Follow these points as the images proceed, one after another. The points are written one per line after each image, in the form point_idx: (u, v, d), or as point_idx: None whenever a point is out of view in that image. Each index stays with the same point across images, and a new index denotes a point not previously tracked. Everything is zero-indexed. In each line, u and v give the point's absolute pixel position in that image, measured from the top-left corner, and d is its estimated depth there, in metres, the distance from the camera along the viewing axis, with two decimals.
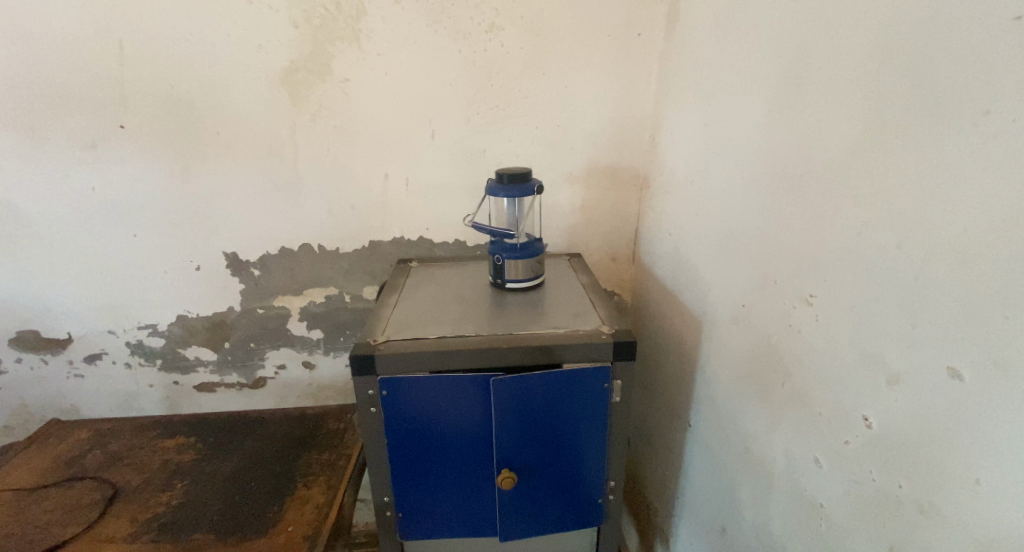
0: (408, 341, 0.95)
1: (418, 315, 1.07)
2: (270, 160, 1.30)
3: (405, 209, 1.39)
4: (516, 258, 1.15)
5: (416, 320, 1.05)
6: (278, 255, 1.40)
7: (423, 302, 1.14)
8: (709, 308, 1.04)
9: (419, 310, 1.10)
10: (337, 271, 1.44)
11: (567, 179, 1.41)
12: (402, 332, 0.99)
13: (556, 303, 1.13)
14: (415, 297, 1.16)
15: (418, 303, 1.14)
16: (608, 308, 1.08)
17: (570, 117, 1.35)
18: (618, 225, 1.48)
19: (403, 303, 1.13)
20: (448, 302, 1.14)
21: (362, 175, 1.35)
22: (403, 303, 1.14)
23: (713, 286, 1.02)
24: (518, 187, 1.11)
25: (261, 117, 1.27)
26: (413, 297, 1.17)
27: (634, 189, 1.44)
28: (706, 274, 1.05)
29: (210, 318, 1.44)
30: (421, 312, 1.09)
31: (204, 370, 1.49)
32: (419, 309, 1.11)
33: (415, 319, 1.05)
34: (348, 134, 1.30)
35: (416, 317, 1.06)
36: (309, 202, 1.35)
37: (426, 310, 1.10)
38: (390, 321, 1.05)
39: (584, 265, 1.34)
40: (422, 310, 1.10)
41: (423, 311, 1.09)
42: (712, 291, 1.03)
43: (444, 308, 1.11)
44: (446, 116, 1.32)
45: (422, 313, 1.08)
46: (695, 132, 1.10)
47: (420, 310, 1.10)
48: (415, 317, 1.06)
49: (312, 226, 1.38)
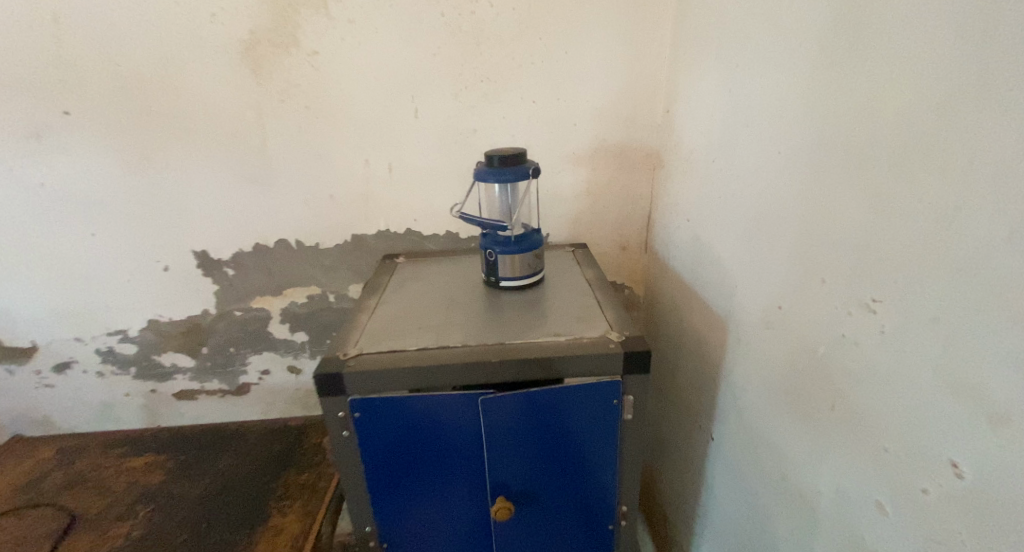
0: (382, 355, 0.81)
1: (402, 320, 0.94)
2: (236, 147, 1.17)
3: (390, 198, 1.26)
4: (511, 253, 1.02)
5: (397, 326, 0.91)
6: (252, 253, 1.28)
7: (405, 303, 1.01)
8: (736, 307, 0.89)
9: (401, 314, 0.96)
10: (319, 269, 1.31)
11: (569, 160, 1.26)
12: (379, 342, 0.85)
13: (557, 303, 0.99)
14: (396, 299, 1.03)
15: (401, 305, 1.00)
16: (620, 309, 0.93)
17: (571, 91, 1.20)
18: (627, 210, 1.33)
19: (385, 306, 1.00)
20: (433, 302, 1.01)
21: (340, 162, 1.21)
22: (387, 306, 1.00)
23: (742, 285, 0.87)
24: (512, 171, 0.96)
25: (223, 97, 1.13)
26: (395, 298, 1.03)
27: (646, 170, 1.29)
28: (730, 269, 0.91)
29: (183, 322, 1.33)
30: (403, 315, 0.96)
31: (182, 377, 1.40)
32: (402, 312, 0.97)
33: (397, 326, 0.91)
34: (322, 114, 1.16)
35: (397, 323, 0.93)
36: (283, 193, 1.22)
37: (410, 313, 0.97)
38: (368, 327, 0.91)
39: (590, 258, 1.20)
40: (405, 313, 0.97)
41: (407, 314, 0.96)
42: (740, 287, 0.88)
43: (428, 311, 0.97)
44: (431, 91, 1.17)
45: (405, 318, 0.95)
46: (717, 100, 0.94)
47: (402, 313, 0.97)
48: (396, 323, 0.93)
49: (289, 219, 1.25)
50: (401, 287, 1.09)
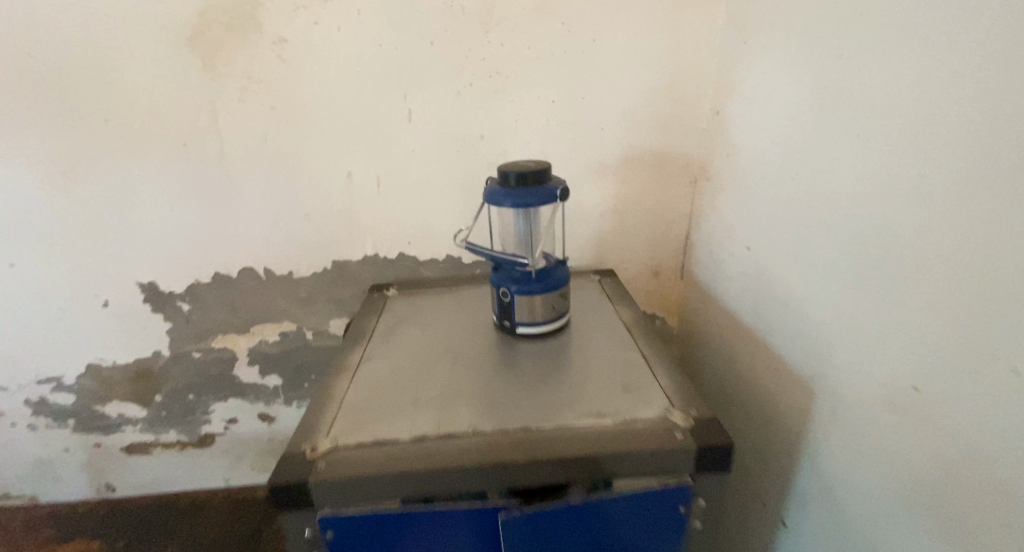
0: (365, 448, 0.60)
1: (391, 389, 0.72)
2: (186, 158, 0.95)
3: (378, 218, 1.04)
4: (530, 293, 0.81)
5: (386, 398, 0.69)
6: (211, 285, 1.05)
7: (396, 360, 0.79)
8: (832, 372, 0.68)
9: (391, 378, 0.74)
10: (293, 302, 1.09)
11: (595, 171, 1.05)
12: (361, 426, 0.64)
13: (591, 358, 0.78)
14: (384, 353, 0.81)
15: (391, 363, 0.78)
16: (676, 376, 0.71)
17: (599, 88, 0.98)
18: (662, 230, 1.12)
19: (370, 364, 0.78)
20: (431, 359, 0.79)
21: (316, 174, 0.99)
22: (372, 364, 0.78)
23: (842, 345, 0.66)
24: (532, 193, 0.75)
25: (166, 96, 0.91)
26: (383, 352, 0.81)
27: (686, 183, 1.08)
28: (820, 321, 0.70)
29: (130, 366, 1.11)
30: (394, 379, 0.74)
31: (132, 429, 1.18)
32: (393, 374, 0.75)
33: (385, 399, 0.69)
34: (292, 117, 0.94)
35: (385, 394, 0.71)
36: (247, 213, 1.00)
37: (402, 376, 0.75)
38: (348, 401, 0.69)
39: (621, 294, 0.99)
40: (396, 377, 0.74)
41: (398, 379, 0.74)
42: (841, 348, 0.66)
43: (425, 373, 0.75)
44: (428, 88, 0.95)
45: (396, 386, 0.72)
46: (800, 99, 0.73)
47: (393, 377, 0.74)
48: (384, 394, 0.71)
49: (254, 244, 1.03)
50: (390, 334, 0.87)
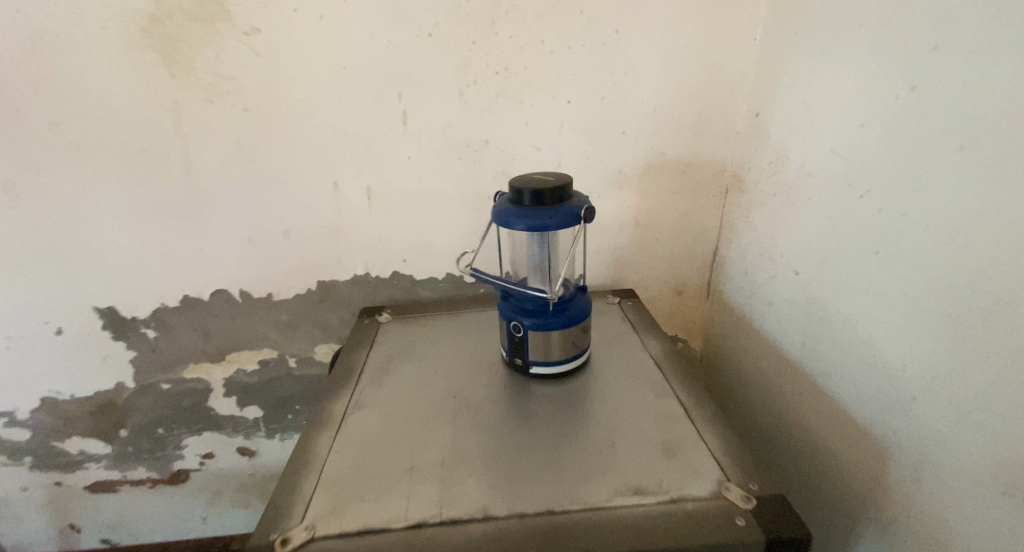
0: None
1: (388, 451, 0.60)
2: (146, 166, 0.82)
3: (369, 234, 0.92)
4: (547, 328, 0.69)
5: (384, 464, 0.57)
6: (180, 309, 0.93)
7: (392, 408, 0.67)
8: (926, 432, 0.57)
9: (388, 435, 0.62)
10: (274, 327, 0.97)
11: (615, 181, 0.93)
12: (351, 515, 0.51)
13: (620, 406, 0.66)
14: (378, 397, 0.69)
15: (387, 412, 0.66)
16: (725, 437, 0.60)
17: (621, 87, 0.86)
18: (688, 246, 1.00)
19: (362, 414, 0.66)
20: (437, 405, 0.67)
21: (299, 185, 0.86)
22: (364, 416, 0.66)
23: (953, 407, 0.54)
24: (553, 213, 0.64)
25: (121, 95, 0.78)
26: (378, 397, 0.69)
27: (716, 194, 0.96)
28: (911, 373, 0.59)
29: (91, 400, 0.99)
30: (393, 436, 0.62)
31: (96, 466, 1.06)
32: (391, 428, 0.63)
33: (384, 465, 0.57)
34: (269, 120, 0.81)
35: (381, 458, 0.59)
36: (219, 229, 0.87)
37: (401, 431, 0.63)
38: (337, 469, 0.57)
39: (647, 322, 0.88)
40: (394, 431, 0.63)
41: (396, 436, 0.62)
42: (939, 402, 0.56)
43: (429, 426, 0.63)
44: (427, 87, 0.82)
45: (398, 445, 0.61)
46: (876, 104, 0.61)
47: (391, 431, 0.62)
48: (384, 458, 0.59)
49: (229, 263, 0.90)
50: (383, 373, 0.75)
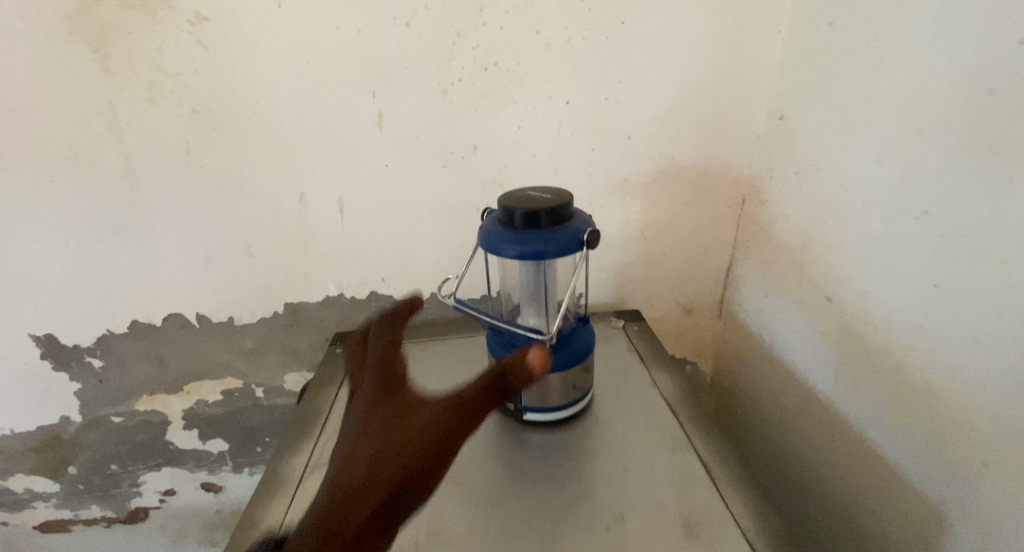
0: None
1: (354, 511, 0.49)
2: (81, 176, 0.71)
3: (343, 251, 0.81)
4: (543, 371, 0.59)
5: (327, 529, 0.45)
6: (129, 335, 0.82)
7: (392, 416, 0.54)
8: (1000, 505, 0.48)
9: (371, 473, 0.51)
10: (238, 354, 0.87)
11: (620, 191, 0.82)
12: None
13: (630, 464, 0.57)
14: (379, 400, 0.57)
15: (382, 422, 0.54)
16: (764, 517, 0.49)
17: (627, 85, 0.75)
18: (700, 262, 0.90)
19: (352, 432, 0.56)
20: (447, 426, 0.54)
21: (260, 197, 0.76)
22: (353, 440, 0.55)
23: None
24: (547, 237, 0.54)
25: (47, 94, 0.67)
26: (381, 400, 0.57)
27: (732, 204, 0.86)
28: (980, 432, 0.50)
29: (33, 435, 0.88)
30: (365, 486, 0.50)
31: (44, 506, 0.95)
32: (371, 466, 0.51)
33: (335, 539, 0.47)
34: (223, 122, 0.71)
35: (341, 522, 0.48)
36: (170, 246, 0.77)
37: (382, 474, 0.50)
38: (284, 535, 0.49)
39: (656, 353, 0.77)
40: (374, 473, 0.50)
41: (373, 488, 0.50)
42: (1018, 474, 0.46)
43: (432, 430, 0.53)
44: (405, 84, 0.72)
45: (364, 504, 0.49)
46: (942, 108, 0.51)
47: (368, 472, 0.51)
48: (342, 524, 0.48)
49: (183, 284, 0.80)
50: (394, 362, 0.62)
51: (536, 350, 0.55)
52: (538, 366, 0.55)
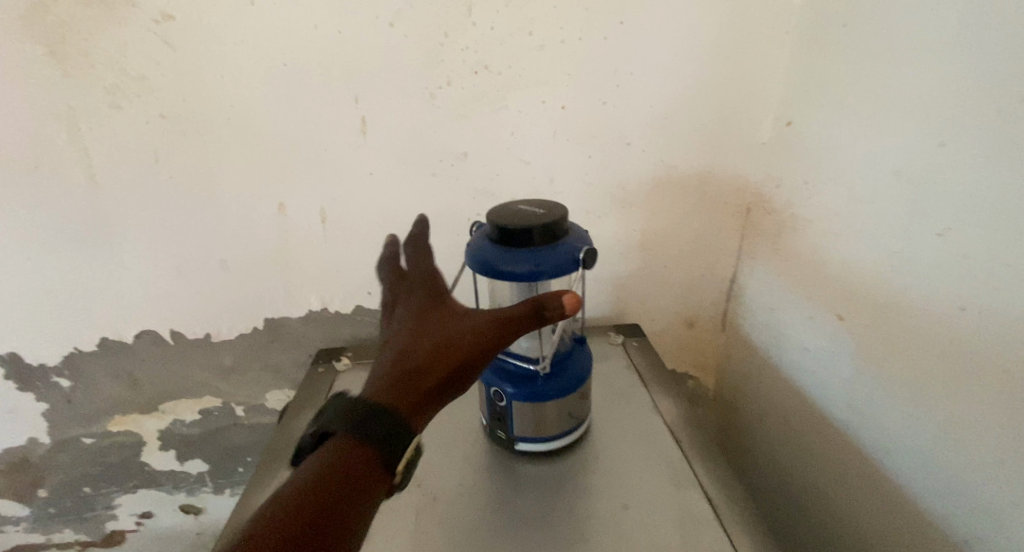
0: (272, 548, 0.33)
1: (415, 382, 0.42)
2: (43, 186, 0.66)
3: (325, 264, 0.77)
4: (536, 400, 0.55)
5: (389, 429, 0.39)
6: (99, 353, 0.78)
7: (440, 320, 0.45)
8: None
9: (419, 327, 0.45)
10: (216, 372, 0.82)
11: (618, 200, 0.78)
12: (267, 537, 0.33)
13: (630, 504, 0.53)
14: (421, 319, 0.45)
15: (433, 322, 0.45)
16: None
17: (626, 89, 0.71)
18: (702, 274, 0.86)
19: (398, 326, 0.46)
20: (498, 328, 0.45)
21: (236, 208, 0.71)
22: (408, 323, 0.45)
23: None
24: (541, 256, 0.50)
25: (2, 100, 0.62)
26: (429, 311, 0.45)
27: (736, 214, 0.81)
28: (1009, 473, 0.46)
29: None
30: (424, 368, 0.43)
31: (14, 530, 0.90)
32: (434, 348, 0.43)
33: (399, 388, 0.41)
34: (194, 129, 0.66)
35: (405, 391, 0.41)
36: (141, 260, 0.72)
37: (442, 362, 0.43)
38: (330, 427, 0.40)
39: (657, 374, 0.73)
40: (434, 358, 0.43)
41: (432, 372, 0.43)
42: None
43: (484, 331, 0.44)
44: (389, 89, 0.67)
45: (427, 380, 0.43)
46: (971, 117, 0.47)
47: (429, 355, 0.43)
48: (405, 367, 0.42)
49: (155, 300, 0.75)
50: (423, 257, 0.49)
51: (569, 293, 0.44)
52: (571, 310, 0.44)
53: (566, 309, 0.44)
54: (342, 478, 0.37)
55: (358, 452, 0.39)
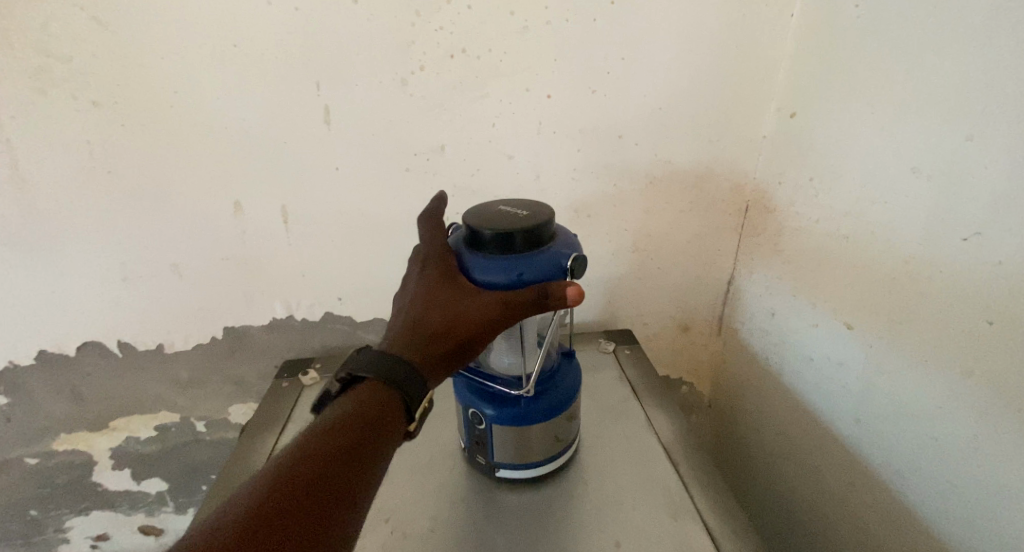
0: (308, 477, 0.35)
1: (430, 346, 0.43)
2: None
3: (289, 269, 0.70)
4: (515, 422, 0.49)
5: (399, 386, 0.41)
6: (38, 367, 0.70)
7: (451, 290, 0.44)
8: None
9: (433, 295, 0.45)
10: (171, 385, 0.76)
11: (609, 197, 0.72)
12: (301, 466, 0.36)
13: (624, 539, 0.48)
14: (434, 284, 0.45)
15: (448, 292, 0.44)
16: None
17: (617, 77, 0.65)
18: (698, 276, 0.80)
19: (410, 292, 0.46)
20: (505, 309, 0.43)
21: (186, 207, 0.64)
22: (424, 291, 0.45)
23: None
24: (523, 265, 0.44)
25: None
26: (445, 281, 0.45)
27: (734, 212, 0.76)
28: None
29: None
30: (436, 335, 0.43)
31: None
32: (448, 318, 0.44)
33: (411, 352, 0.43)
34: (134, 119, 0.59)
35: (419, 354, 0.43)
36: (79, 264, 0.65)
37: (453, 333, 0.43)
38: (352, 377, 0.42)
39: (652, 383, 0.68)
40: (446, 327, 0.43)
41: (443, 340, 0.43)
42: None
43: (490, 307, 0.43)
44: (355, 73, 0.61)
45: (437, 348, 0.43)
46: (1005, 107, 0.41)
47: (442, 323, 0.43)
48: (420, 330, 0.44)
49: (97, 308, 0.68)
50: (437, 232, 0.50)
51: (571, 285, 0.42)
52: (573, 301, 0.42)
53: (568, 299, 0.42)
54: (367, 421, 0.39)
55: (377, 402, 0.40)
